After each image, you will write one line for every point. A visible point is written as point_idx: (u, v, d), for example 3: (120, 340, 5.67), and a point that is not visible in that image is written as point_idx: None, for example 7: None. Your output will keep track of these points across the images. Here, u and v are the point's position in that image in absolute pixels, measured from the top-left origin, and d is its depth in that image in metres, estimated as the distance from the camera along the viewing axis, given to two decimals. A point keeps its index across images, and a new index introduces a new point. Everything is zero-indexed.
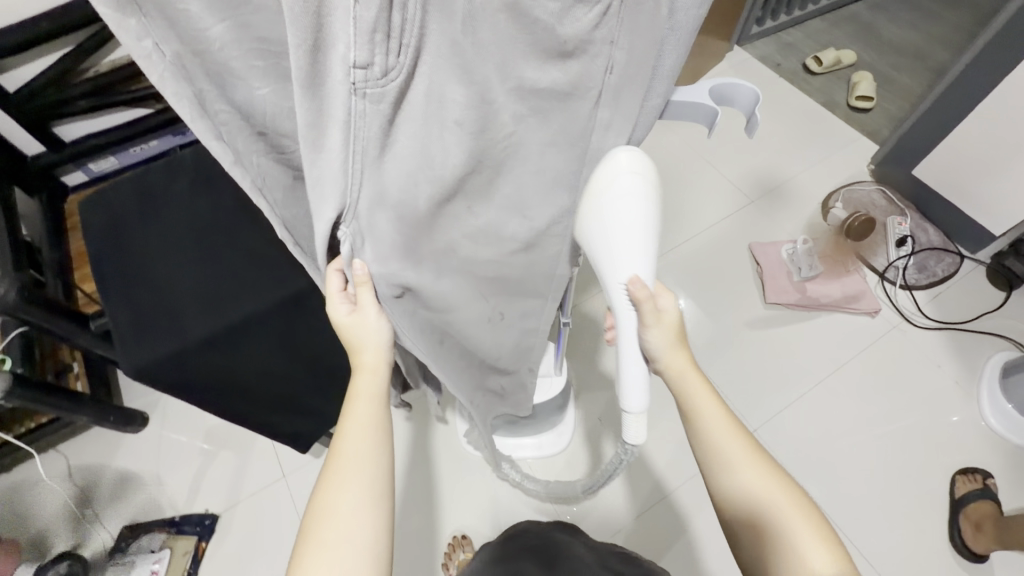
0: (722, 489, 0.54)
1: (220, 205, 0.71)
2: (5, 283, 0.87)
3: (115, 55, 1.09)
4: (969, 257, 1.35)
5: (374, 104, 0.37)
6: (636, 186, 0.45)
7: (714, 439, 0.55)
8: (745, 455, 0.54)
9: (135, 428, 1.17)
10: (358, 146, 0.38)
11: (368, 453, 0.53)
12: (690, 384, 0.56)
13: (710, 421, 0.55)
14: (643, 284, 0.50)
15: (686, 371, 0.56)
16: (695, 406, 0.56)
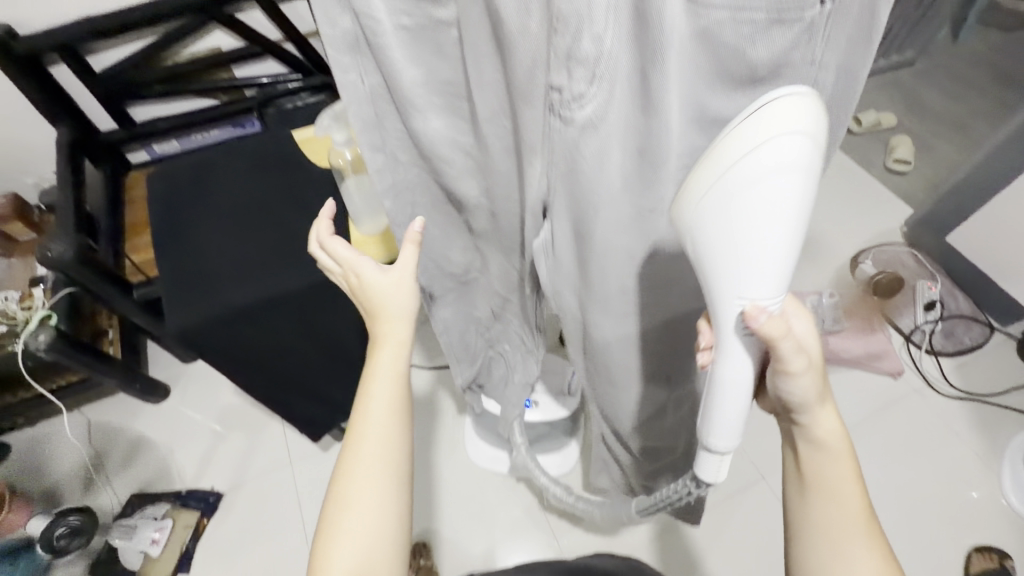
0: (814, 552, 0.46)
1: (265, 182, 0.73)
2: (66, 243, 0.94)
3: (194, 48, 1.17)
4: (999, 329, 1.32)
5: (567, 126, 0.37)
6: (800, 167, 0.31)
7: (852, 532, 0.45)
8: (863, 532, 0.44)
9: (156, 399, 1.21)
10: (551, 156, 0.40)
11: (387, 437, 0.48)
12: (835, 455, 0.45)
13: (845, 502, 0.45)
14: (768, 314, 0.37)
15: (833, 429, 0.45)
16: (834, 482, 0.45)
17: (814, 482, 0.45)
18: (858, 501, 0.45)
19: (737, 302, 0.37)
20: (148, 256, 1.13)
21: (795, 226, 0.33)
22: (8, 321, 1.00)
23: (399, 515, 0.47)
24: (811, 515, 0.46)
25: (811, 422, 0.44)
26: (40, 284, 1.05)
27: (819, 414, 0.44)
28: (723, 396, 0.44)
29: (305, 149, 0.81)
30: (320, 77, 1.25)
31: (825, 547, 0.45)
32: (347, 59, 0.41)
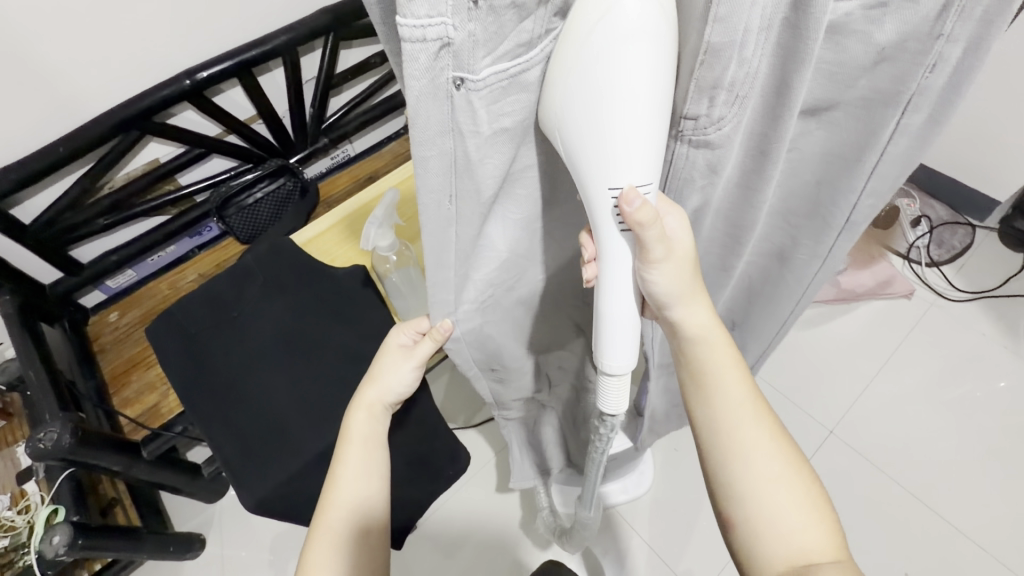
0: (716, 445, 0.48)
1: (296, 309, 0.67)
2: (58, 426, 0.81)
3: (129, 167, 1.05)
4: (979, 226, 1.40)
5: (700, 150, 0.37)
6: (636, 31, 0.29)
7: (725, 414, 0.48)
8: (754, 415, 0.47)
9: (194, 553, 1.09)
10: (673, 192, 0.41)
11: (367, 471, 0.53)
12: (711, 347, 0.48)
13: (730, 386, 0.48)
14: (641, 199, 0.35)
15: (705, 323, 0.48)
16: (720, 384, 0.48)
17: (698, 381, 0.49)
18: (735, 380, 0.48)
19: (608, 187, 0.35)
20: (144, 404, 1.03)
21: (654, 116, 0.33)
22: (9, 532, 0.88)
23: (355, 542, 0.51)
24: (739, 436, 0.47)
25: (679, 318, 0.47)
26: (29, 480, 0.92)
27: (688, 314, 0.47)
28: (612, 319, 0.44)
29: (309, 249, 0.75)
30: (275, 163, 1.17)
31: (713, 425, 0.48)
32: (437, 177, 0.34)
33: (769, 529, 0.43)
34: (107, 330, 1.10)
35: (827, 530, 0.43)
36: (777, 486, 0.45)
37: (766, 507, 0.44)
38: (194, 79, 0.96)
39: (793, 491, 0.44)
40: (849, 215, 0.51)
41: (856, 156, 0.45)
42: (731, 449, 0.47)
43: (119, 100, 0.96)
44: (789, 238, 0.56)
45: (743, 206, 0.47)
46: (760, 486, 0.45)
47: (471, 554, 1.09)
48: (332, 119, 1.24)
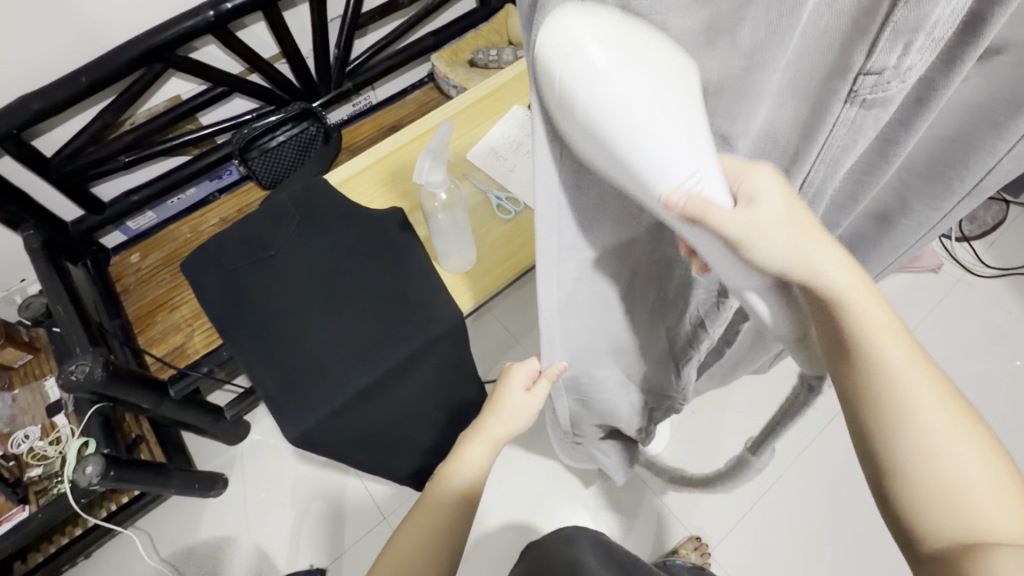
0: (875, 402, 0.32)
1: (336, 248, 0.67)
2: (90, 359, 0.81)
3: (150, 103, 1.02)
4: (1013, 203, 1.38)
5: (871, 110, 0.30)
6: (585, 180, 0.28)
7: (890, 367, 0.32)
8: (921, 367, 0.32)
9: (218, 491, 1.12)
10: (830, 155, 0.35)
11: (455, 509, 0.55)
12: (857, 298, 0.32)
13: (897, 364, 0.32)
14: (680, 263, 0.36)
15: (847, 277, 0.32)
16: (858, 315, 0.32)
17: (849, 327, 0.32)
18: (902, 350, 0.32)
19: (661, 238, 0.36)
20: (170, 344, 1.04)
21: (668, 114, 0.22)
22: (41, 461, 0.90)
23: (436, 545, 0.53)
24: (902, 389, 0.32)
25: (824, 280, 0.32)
26: (59, 412, 0.94)
27: (809, 266, 0.31)
28: None
29: (344, 190, 0.73)
30: (298, 106, 1.14)
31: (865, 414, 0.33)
32: None
33: (951, 507, 0.30)
34: (129, 271, 1.10)
35: (1021, 505, 0.30)
36: (960, 452, 0.31)
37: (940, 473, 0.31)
38: (218, 10, 0.91)
39: (981, 453, 0.31)
40: (980, 178, 0.42)
41: (1008, 118, 0.35)
42: (896, 412, 0.32)
43: (142, 30, 0.92)
44: (903, 200, 0.47)
45: (875, 160, 0.38)
46: (941, 457, 0.31)
47: (487, 504, 1.11)
48: (355, 63, 1.20)
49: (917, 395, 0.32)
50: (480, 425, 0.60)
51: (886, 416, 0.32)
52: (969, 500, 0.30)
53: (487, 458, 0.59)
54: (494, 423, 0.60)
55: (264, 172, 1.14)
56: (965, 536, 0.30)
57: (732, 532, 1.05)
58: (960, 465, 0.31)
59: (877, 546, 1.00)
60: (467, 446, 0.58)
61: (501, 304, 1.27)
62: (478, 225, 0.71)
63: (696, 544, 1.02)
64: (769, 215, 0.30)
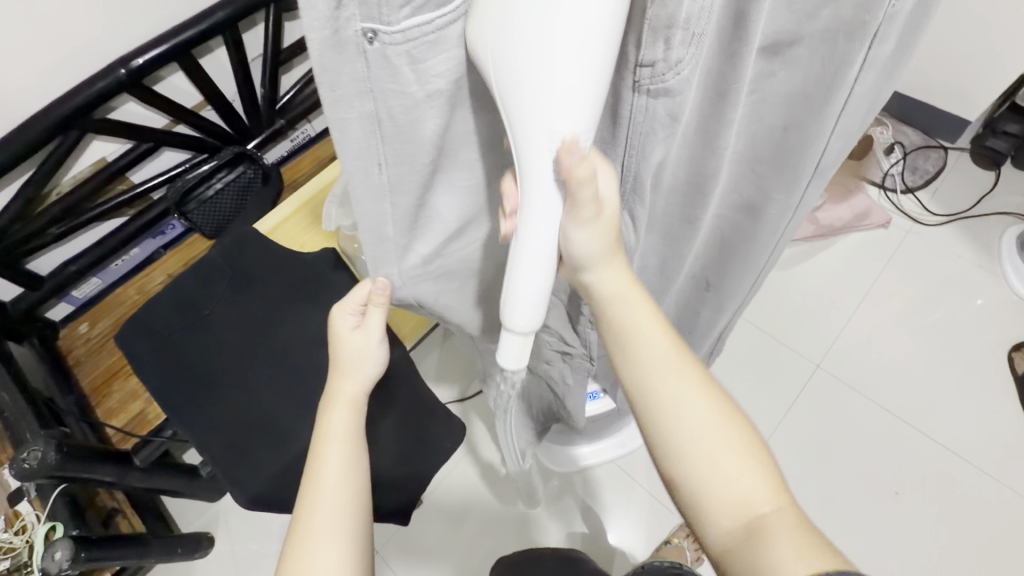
0: (651, 411, 0.45)
1: (270, 300, 0.66)
2: (41, 444, 0.79)
3: (75, 169, 1.00)
4: (951, 147, 1.41)
5: (660, 100, 0.36)
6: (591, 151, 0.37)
7: (655, 379, 0.45)
8: (684, 379, 0.45)
9: (204, 551, 1.09)
10: (637, 147, 0.39)
11: (341, 504, 0.49)
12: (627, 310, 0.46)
13: (656, 368, 0.45)
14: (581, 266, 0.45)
15: (619, 284, 0.46)
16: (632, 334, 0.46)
17: (622, 349, 0.47)
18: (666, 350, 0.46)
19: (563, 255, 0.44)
20: (130, 413, 1.02)
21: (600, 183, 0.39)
22: (9, 554, 0.87)
23: (339, 510, 0.48)
24: (677, 406, 0.44)
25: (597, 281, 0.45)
26: (23, 499, 0.89)
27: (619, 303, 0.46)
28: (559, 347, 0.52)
29: (275, 237, 0.72)
30: (231, 150, 1.12)
31: (636, 389, 0.46)
32: (357, 122, 0.31)
33: (713, 489, 0.42)
34: (81, 341, 1.07)
35: (767, 475, 0.43)
36: (714, 440, 0.43)
37: (710, 461, 0.43)
38: (129, 68, 0.89)
39: (735, 440, 0.44)
40: (819, 159, 0.50)
41: (822, 101, 0.43)
42: (662, 411, 0.45)
43: (53, 97, 0.89)
44: (759, 189, 0.53)
45: (706, 155, 0.46)
46: (694, 437, 0.44)
47: (478, 521, 1.10)
48: (285, 99, 1.18)
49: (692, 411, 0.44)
50: (330, 393, 0.52)
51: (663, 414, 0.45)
52: (742, 490, 0.42)
53: (355, 421, 0.52)
54: (341, 379, 0.53)
55: (206, 222, 1.12)
56: (737, 510, 0.42)
57: None
58: (712, 459, 0.43)
59: None
60: (325, 421, 0.51)
61: None
62: None
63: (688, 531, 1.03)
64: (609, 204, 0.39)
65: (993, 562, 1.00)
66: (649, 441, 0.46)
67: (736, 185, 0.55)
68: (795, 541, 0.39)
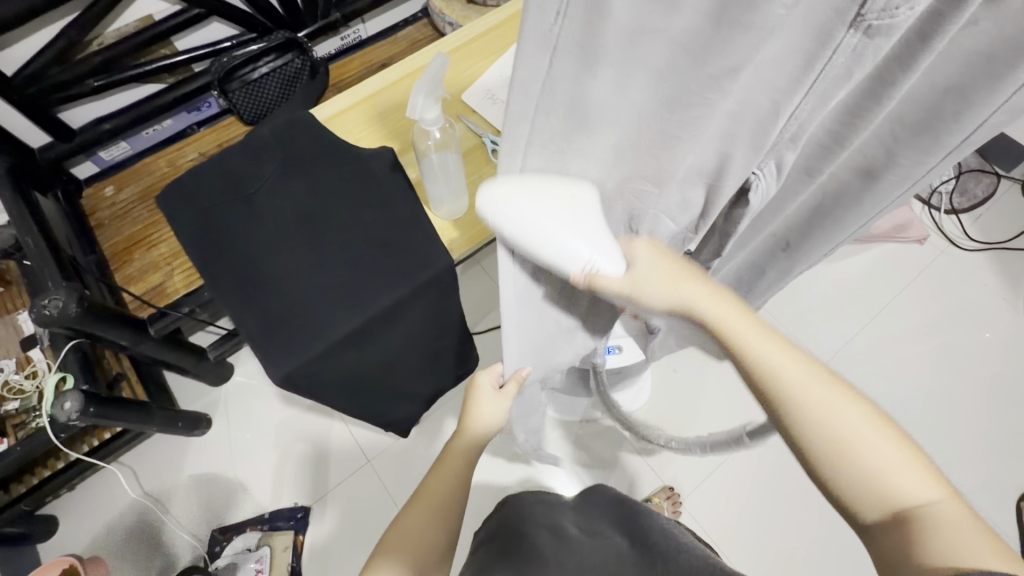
0: (779, 406, 0.40)
1: (321, 187, 0.65)
2: (63, 294, 0.78)
3: (120, 22, 0.95)
4: (1004, 177, 1.39)
5: (874, 38, 0.27)
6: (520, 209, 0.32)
7: (778, 371, 0.40)
8: (818, 377, 0.40)
9: (201, 430, 1.12)
10: (824, 87, 0.31)
11: (448, 492, 0.61)
12: (728, 317, 0.42)
13: (787, 369, 0.40)
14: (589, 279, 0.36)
15: (708, 298, 0.42)
16: (743, 337, 0.41)
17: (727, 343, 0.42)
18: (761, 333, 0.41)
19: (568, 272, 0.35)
20: (149, 283, 1.00)
21: (571, 218, 0.33)
22: (18, 395, 0.89)
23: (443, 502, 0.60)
24: (814, 407, 0.39)
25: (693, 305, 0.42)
26: (35, 346, 0.92)
27: (690, 301, 0.42)
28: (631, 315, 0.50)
29: (332, 126, 0.69)
30: (282, 36, 1.05)
31: (770, 396, 0.40)
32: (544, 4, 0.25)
33: (857, 481, 0.37)
34: (103, 203, 1.05)
35: (921, 466, 0.37)
36: (862, 431, 0.38)
37: (854, 459, 0.37)
38: None
39: (882, 434, 0.38)
40: (969, 133, 0.41)
41: (1009, 69, 0.35)
42: (800, 412, 0.39)
43: None
44: (885, 158, 0.45)
45: (866, 102, 0.36)
46: (835, 426, 0.38)
47: None
48: None
49: (833, 411, 0.38)
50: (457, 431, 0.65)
51: (787, 404, 0.39)
52: (890, 483, 0.36)
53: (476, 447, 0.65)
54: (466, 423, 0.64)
55: (245, 106, 1.08)
56: (882, 505, 0.36)
57: (701, 483, 1.10)
58: (857, 434, 0.38)
59: None
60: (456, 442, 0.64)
61: (489, 256, 1.26)
62: (473, 168, 0.68)
63: (668, 494, 1.07)
64: (642, 270, 0.40)
65: None
66: (783, 431, 0.40)
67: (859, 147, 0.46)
68: (969, 536, 0.33)
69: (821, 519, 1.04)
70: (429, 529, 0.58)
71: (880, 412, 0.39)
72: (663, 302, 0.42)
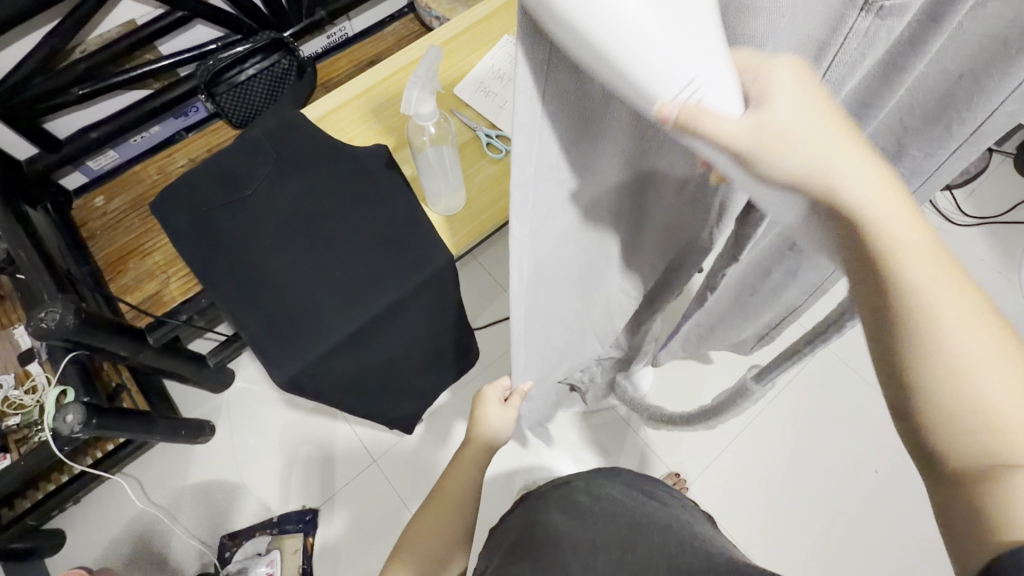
0: (894, 303, 0.28)
1: (316, 186, 0.64)
2: (60, 306, 0.77)
3: (102, 29, 0.93)
4: (995, 151, 1.39)
5: (886, 21, 0.26)
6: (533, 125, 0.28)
7: (904, 264, 0.28)
8: (950, 285, 0.28)
9: (205, 437, 1.12)
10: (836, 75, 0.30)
11: (457, 505, 0.64)
12: (881, 200, 0.28)
13: (915, 264, 0.28)
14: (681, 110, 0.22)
15: (863, 170, 0.27)
16: (879, 215, 0.28)
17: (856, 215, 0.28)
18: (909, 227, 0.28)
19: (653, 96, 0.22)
20: (145, 292, 0.99)
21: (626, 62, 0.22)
22: (19, 410, 0.88)
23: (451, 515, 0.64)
24: (944, 327, 0.27)
25: (838, 178, 0.27)
26: (33, 360, 0.91)
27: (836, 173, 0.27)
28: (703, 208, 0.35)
29: (324, 125, 0.69)
30: (268, 36, 1.04)
31: (881, 275, 0.28)
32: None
33: (967, 409, 0.26)
34: (95, 214, 1.04)
35: None
36: (988, 368, 0.26)
37: (961, 387, 0.26)
38: None
39: (1012, 372, 0.26)
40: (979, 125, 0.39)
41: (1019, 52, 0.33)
42: (916, 319, 0.28)
43: None
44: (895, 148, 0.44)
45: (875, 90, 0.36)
46: (954, 348, 0.27)
47: None
48: None
49: (966, 347, 0.27)
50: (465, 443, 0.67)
51: (912, 307, 0.28)
52: (1007, 425, 0.25)
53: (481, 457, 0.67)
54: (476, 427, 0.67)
55: (234, 109, 1.07)
56: (985, 450, 0.25)
57: (707, 468, 1.11)
58: (977, 369, 0.26)
59: (843, 483, 1.06)
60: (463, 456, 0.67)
61: (487, 251, 1.25)
62: (469, 162, 0.68)
63: (674, 480, 1.08)
64: (784, 119, 0.25)
65: None
66: (889, 331, 0.28)
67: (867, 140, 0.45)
68: None
69: (826, 497, 1.05)
70: (439, 541, 0.62)
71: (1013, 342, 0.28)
72: (792, 166, 0.27)
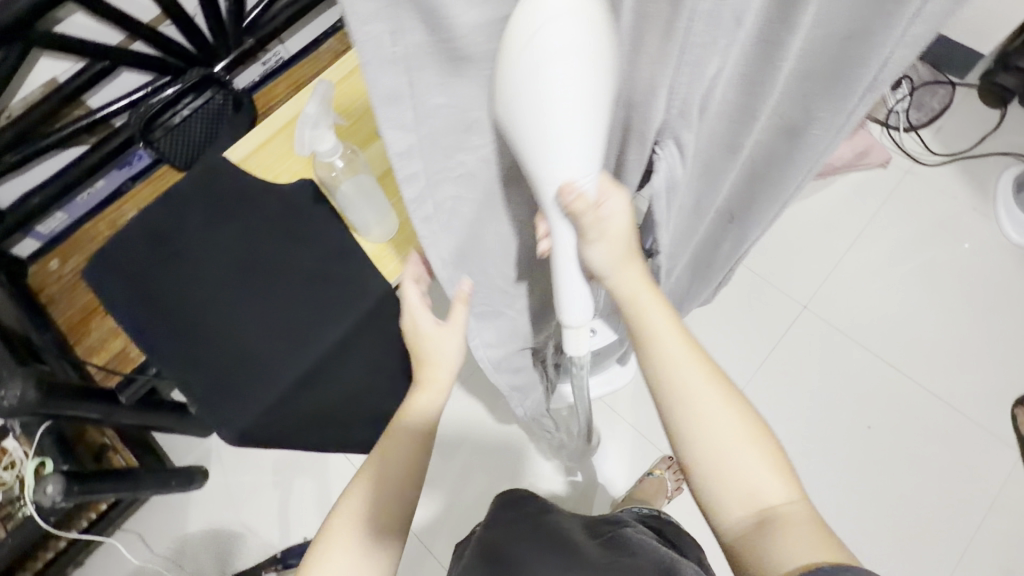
0: (681, 419, 0.45)
1: (249, 231, 0.62)
2: (19, 382, 0.75)
3: (24, 91, 0.91)
4: (959, 84, 1.36)
5: None
6: (561, 59, 0.30)
7: (676, 373, 0.45)
8: (718, 392, 0.45)
9: (198, 484, 1.11)
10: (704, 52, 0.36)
11: (398, 475, 0.53)
12: (650, 327, 0.46)
13: (690, 378, 0.45)
14: (578, 191, 0.38)
15: (637, 286, 0.46)
16: (655, 339, 0.46)
17: (644, 351, 0.46)
18: (682, 348, 0.46)
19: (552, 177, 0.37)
20: (111, 351, 0.99)
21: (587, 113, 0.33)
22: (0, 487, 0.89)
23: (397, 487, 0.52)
24: (710, 426, 0.44)
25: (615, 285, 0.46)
26: (7, 437, 0.89)
27: (629, 291, 0.46)
28: (564, 276, 0.48)
29: (250, 166, 0.64)
30: (197, 73, 1.03)
31: (661, 397, 0.46)
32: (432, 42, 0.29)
33: (731, 484, 0.43)
34: (52, 279, 1.03)
35: (783, 477, 0.43)
36: (745, 455, 0.43)
37: (730, 463, 0.43)
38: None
39: (758, 458, 0.43)
40: (875, 77, 0.43)
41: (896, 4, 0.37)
42: (691, 428, 0.44)
43: None
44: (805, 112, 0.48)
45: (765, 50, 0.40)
46: (715, 441, 0.44)
47: (468, 453, 1.13)
48: (253, 15, 1.09)
49: (728, 438, 0.44)
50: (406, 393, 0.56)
51: (689, 413, 0.44)
52: (758, 489, 0.42)
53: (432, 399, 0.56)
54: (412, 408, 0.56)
55: (175, 152, 1.04)
56: (746, 506, 0.42)
57: None
58: (733, 450, 0.43)
59: None
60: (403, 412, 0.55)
61: None
62: (393, 191, 0.65)
63: (668, 464, 1.07)
64: (615, 227, 0.43)
65: (954, 490, 1.06)
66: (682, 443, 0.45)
67: (781, 107, 0.49)
68: (807, 537, 0.39)
69: None
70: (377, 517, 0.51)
71: (758, 422, 0.45)
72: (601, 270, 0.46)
